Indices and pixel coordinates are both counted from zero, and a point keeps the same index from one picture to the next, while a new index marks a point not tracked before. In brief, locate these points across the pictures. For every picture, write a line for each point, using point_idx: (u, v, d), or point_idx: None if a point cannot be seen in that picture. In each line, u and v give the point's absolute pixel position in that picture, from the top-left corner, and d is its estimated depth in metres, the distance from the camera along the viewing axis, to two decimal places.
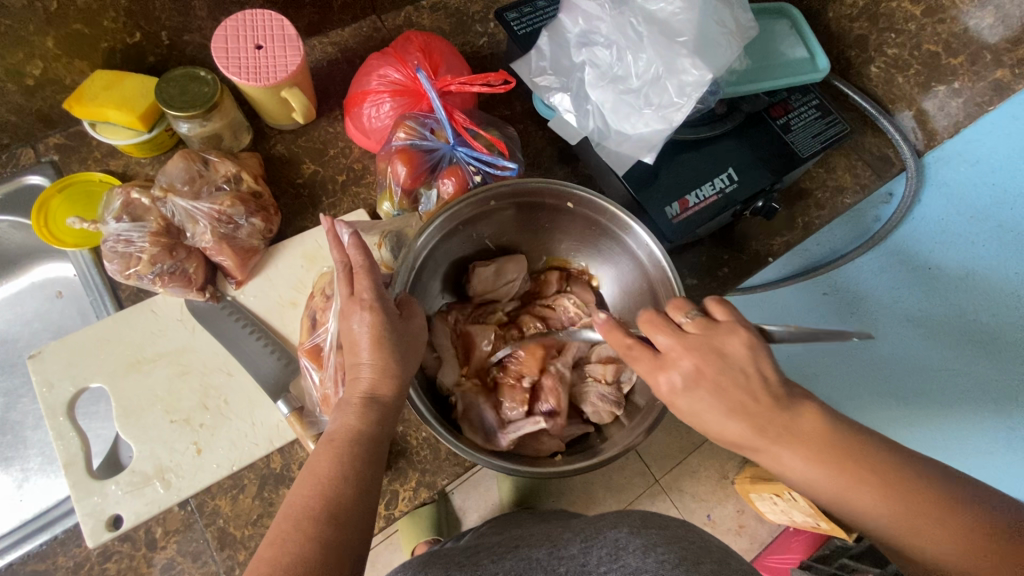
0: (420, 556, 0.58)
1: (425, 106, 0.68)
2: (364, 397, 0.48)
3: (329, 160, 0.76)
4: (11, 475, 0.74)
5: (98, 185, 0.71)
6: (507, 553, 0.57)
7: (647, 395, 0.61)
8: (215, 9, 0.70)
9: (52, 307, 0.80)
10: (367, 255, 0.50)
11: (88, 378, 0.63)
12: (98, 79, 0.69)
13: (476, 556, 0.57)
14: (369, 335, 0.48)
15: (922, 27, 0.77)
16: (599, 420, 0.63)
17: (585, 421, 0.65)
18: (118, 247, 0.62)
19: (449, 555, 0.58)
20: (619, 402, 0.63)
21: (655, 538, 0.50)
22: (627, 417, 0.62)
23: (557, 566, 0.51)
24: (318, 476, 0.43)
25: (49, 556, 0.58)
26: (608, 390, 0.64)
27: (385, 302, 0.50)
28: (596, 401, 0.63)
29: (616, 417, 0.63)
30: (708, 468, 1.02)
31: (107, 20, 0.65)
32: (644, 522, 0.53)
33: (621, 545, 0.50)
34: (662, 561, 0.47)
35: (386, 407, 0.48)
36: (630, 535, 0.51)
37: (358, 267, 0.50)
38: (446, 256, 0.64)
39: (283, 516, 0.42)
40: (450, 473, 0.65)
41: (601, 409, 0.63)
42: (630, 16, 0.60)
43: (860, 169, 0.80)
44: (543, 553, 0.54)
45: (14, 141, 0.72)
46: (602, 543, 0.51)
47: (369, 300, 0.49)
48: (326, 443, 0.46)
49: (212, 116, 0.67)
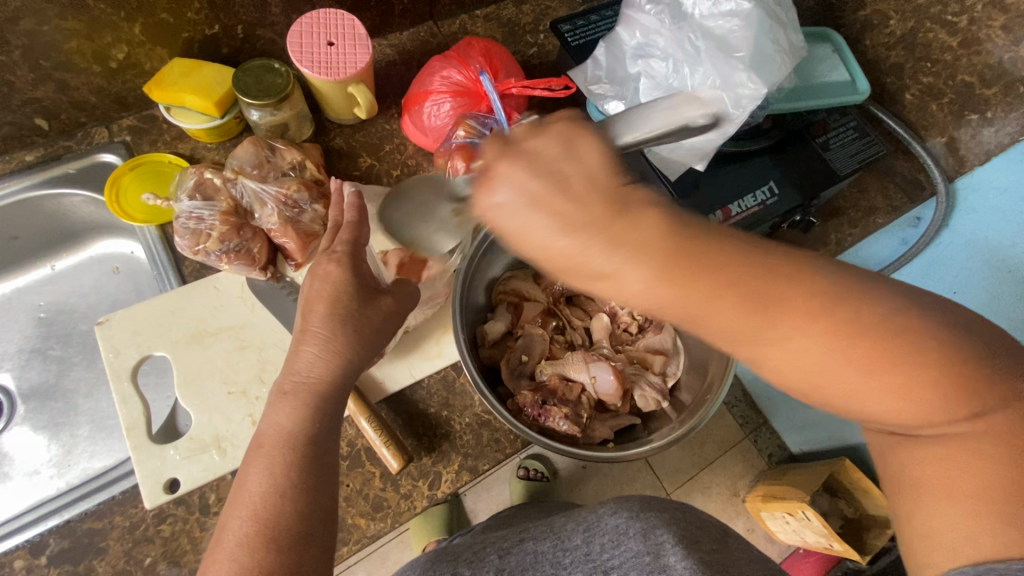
0: (427, 553, 0.59)
1: (483, 107, 0.71)
2: (292, 384, 0.50)
3: (385, 155, 0.79)
4: (60, 441, 0.77)
5: (168, 166, 0.74)
6: (514, 546, 0.57)
7: (695, 391, 0.64)
8: (289, 7, 0.74)
9: (108, 281, 0.83)
10: (359, 214, 0.56)
11: (152, 348, 0.65)
12: (177, 66, 0.73)
13: (483, 550, 0.58)
14: (322, 290, 0.52)
15: (959, 57, 0.83)
16: (646, 410, 0.65)
17: (631, 412, 0.67)
18: (190, 224, 0.65)
19: (456, 549, 0.59)
20: (665, 393, 0.66)
21: (654, 520, 0.50)
22: (673, 410, 0.64)
23: (562, 559, 0.53)
24: (275, 477, 0.45)
25: (107, 515, 0.60)
26: (655, 380, 0.66)
27: (355, 262, 0.54)
28: (646, 390, 0.65)
29: (662, 408, 0.65)
30: (719, 483, 1.04)
31: (191, 12, 0.69)
32: (643, 505, 0.52)
33: (621, 531, 0.50)
34: (661, 543, 0.48)
35: (311, 390, 0.49)
36: (630, 520, 0.51)
37: (346, 223, 0.56)
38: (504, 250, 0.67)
39: (261, 497, 0.44)
40: (492, 459, 0.66)
41: (649, 397, 0.65)
42: (688, 32, 0.64)
43: (892, 191, 0.82)
44: (548, 545, 0.55)
45: (90, 120, 0.75)
46: (602, 530, 0.52)
47: (340, 254, 0.54)
48: (288, 445, 0.47)
49: (282, 106, 0.71)
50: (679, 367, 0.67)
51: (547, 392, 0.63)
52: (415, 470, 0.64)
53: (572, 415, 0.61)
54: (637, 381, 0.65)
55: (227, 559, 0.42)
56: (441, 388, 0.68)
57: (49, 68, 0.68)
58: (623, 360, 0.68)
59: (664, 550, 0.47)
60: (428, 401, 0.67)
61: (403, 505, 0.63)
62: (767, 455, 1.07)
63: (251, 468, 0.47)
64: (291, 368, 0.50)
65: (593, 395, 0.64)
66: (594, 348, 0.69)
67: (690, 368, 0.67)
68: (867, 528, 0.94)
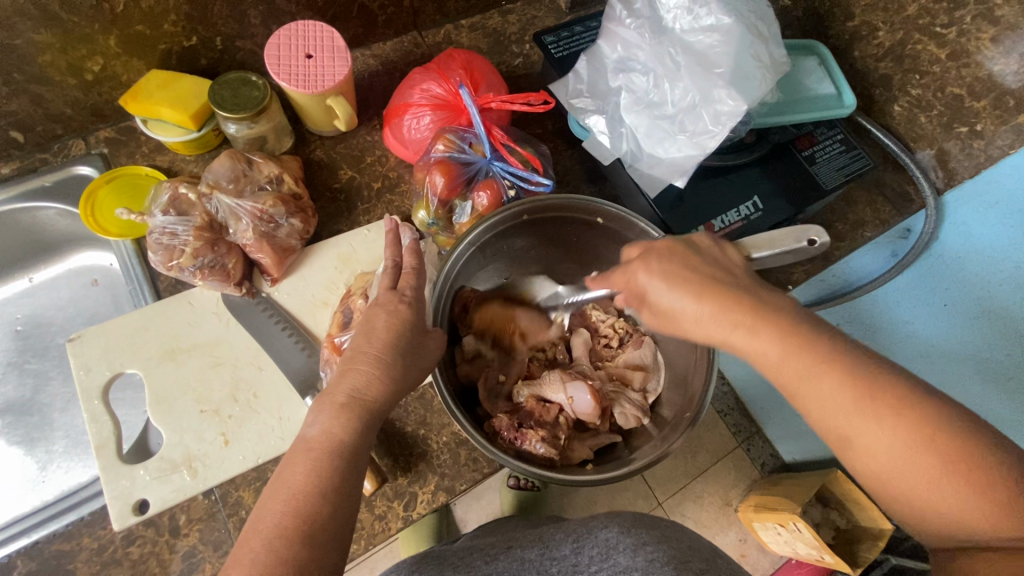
0: (414, 554, 0.59)
1: (464, 121, 0.70)
2: (347, 397, 0.47)
3: (366, 167, 0.78)
4: (36, 456, 0.76)
5: (145, 178, 0.74)
6: (502, 553, 0.56)
7: (676, 407, 0.62)
8: (269, 18, 0.73)
9: (86, 294, 0.83)
10: (418, 262, 0.55)
11: (124, 365, 0.64)
12: (154, 78, 0.72)
13: (469, 556, 0.57)
14: (389, 323, 0.50)
15: (947, 69, 0.77)
16: (627, 427, 0.64)
17: (612, 430, 0.65)
18: (163, 239, 0.64)
19: (444, 556, 0.59)
20: (645, 410, 0.64)
21: (645, 537, 0.49)
22: (655, 427, 0.63)
23: (548, 567, 0.51)
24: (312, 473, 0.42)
25: (75, 536, 0.59)
26: (635, 397, 0.65)
27: (419, 307, 0.53)
28: (625, 407, 0.64)
29: (643, 425, 0.64)
30: (712, 493, 1.09)
31: (167, 23, 0.68)
32: (634, 522, 0.51)
33: (612, 544, 0.49)
34: (651, 560, 0.46)
35: (368, 409, 0.47)
36: (620, 535, 0.50)
37: (407, 269, 0.54)
38: (479, 268, 0.66)
39: (284, 500, 0.41)
40: (469, 479, 0.65)
41: (629, 415, 0.63)
42: (669, 47, 0.63)
43: (880, 204, 0.84)
44: (535, 553, 0.54)
45: (66, 132, 0.75)
46: (593, 543, 0.51)
47: (409, 299, 0.52)
48: (336, 454, 0.44)
49: (260, 119, 0.70)
50: (660, 383, 0.67)
51: (524, 414, 0.62)
52: (390, 490, 0.63)
53: (549, 437, 0.60)
54: (617, 400, 0.65)
55: (259, 548, 0.39)
56: (419, 406, 0.67)
57: (23, 81, 0.67)
58: (602, 377, 0.68)
59: (653, 567, 0.45)
60: (405, 419, 0.66)
61: (378, 527, 0.62)
62: (760, 464, 1.10)
63: (290, 468, 0.44)
64: (343, 384, 0.47)
65: (572, 415, 0.63)
66: (574, 365, 0.69)
67: (670, 383, 0.66)
68: (859, 540, 0.92)
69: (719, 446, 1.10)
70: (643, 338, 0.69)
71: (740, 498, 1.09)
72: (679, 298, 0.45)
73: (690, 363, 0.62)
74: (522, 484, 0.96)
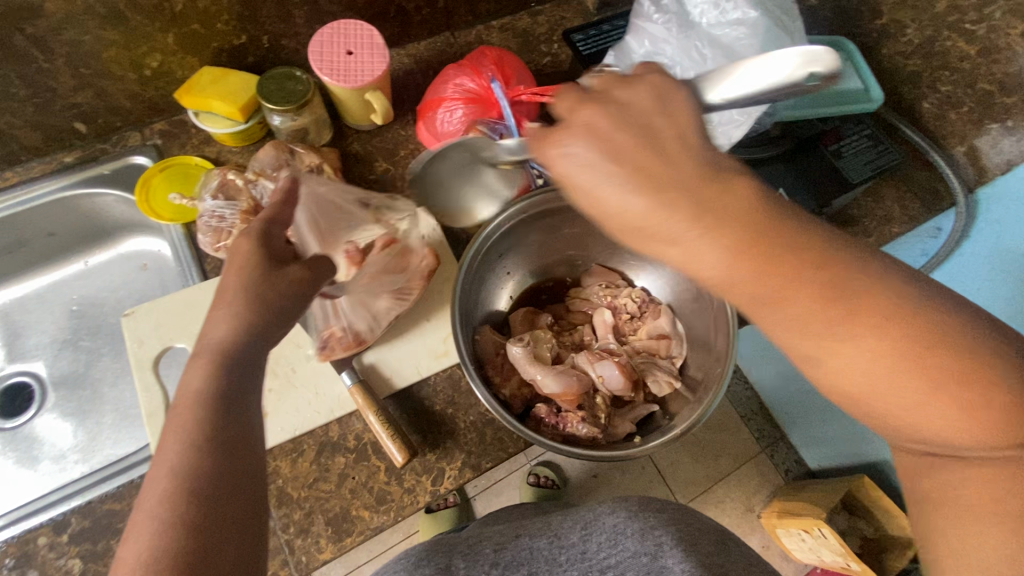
0: (422, 542, 0.57)
1: (494, 114, 0.73)
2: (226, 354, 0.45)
3: (399, 160, 0.82)
4: (86, 428, 0.81)
5: (194, 168, 0.78)
6: (509, 541, 0.54)
7: (704, 367, 0.64)
8: (312, 18, 0.77)
9: (137, 277, 0.88)
10: (285, 194, 0.55)
11: (173, 339, 0.69)
12: (206, 74, 0.77)
13: (479, 543, 0.55)
14: (239, 260, 0.50)
15: (977, 65, 0.81)
16: (661, 395, 0.67)
17: (648, 400, 0.68)
18: (212, 222, 0.68)
19: (453, 541, 0.57)
20: (676, 374, 0.67)
21: (653, 520, 0.50)
22: (688, 390, 0.65)
23: (557, 556, 0.51)
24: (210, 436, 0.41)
25: (126, 497, 0.63)
26: (665, 365, 0.68)
27: (267, 238, 0.52)
28: (657, 374, 0.66)
29: (676, 390, 0.66)
30: (736, 498, 1.04)
31: (220, 23, 0.72)
32: (642, 505, 0.52)
33: (620, 531, 0.50)
34: (659, 544, 0.48)
35: None
36: (627, 519, 0.51)
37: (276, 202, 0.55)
38: (490, 269, 0.68)
39: (164, 476, 0.39)
40: (495, 457, 0.68)
41: (662, 382, 0.66)
42: (696, 42, 0.65)
43: (910, 201, 0.80)
44: (544, 542, 0.53)
45: (125, 125, 0.80)
46: (600, 529, 0.52)
47: (254, 229, 0.52)
48: (201, 402, 0.43)
49: (303, 112, 0.74)
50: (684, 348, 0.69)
51: None
52: (419, 465, 0.66)
53: (590, 417, 0.63)
54: (647, 370, 0.67)
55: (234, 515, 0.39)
56: (447, 386, 0.70)
57: (89, 75, 0.72)
58: (629, 352, 0.69)
59: (662, 552, 0.47)
60: (434, 399, 0.69)
61: (406, 499, 0.64)
62: (784, 471, 1.06)
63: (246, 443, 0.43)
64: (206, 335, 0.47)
65: (606, 393, 0.65)
66: (600, 345, 0.71)
67: (694, 347, 0.68)
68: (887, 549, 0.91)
69: (742, 451, 1.05)
70: (661, 308, 0.71)
71: (763, 504, 1.04)
72: (585, 152, 0.35)
73: (710, 328, 0.64)
74: (543, 482, 0.96)
